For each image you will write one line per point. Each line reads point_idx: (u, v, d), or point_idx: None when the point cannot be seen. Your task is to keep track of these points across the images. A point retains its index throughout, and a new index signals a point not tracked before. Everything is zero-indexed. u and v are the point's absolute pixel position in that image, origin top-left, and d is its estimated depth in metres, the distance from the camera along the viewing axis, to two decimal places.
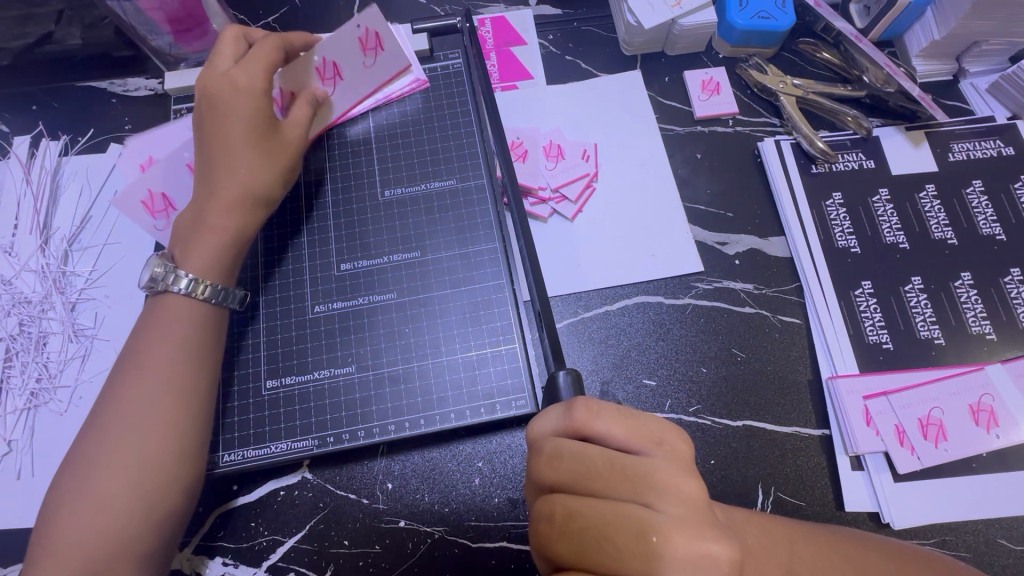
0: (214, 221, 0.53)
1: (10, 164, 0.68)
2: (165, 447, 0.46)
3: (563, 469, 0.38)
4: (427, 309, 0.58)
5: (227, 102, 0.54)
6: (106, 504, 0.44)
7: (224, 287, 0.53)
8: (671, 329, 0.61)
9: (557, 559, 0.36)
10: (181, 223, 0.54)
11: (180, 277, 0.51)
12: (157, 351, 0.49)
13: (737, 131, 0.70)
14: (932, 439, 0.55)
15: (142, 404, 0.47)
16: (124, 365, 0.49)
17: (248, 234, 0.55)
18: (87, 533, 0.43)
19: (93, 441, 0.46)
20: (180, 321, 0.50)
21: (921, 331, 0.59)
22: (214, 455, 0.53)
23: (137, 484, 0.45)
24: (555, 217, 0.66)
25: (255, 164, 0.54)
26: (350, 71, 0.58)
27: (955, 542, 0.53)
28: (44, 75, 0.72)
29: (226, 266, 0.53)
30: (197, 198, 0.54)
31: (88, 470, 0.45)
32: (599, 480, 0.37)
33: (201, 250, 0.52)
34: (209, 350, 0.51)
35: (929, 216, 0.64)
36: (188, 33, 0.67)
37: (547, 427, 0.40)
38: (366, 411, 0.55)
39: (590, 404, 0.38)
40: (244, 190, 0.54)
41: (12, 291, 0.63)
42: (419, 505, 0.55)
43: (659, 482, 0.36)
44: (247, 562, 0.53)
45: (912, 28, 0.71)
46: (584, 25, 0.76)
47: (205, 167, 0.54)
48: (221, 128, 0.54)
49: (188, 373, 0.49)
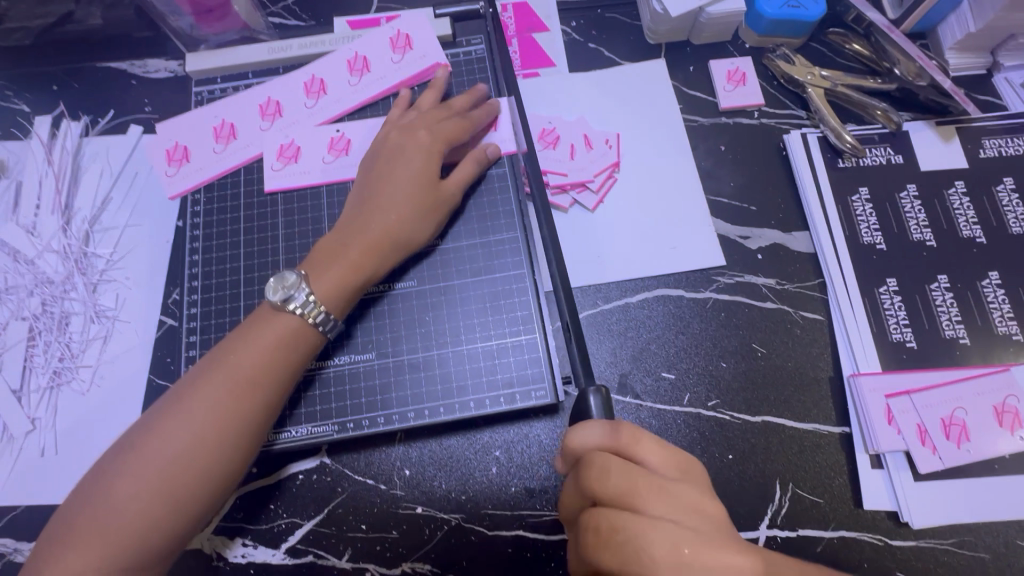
0: (350, 255, 0.53)
1: (32, 145, 0.68)
2: (216, 448, 0.46)
3: (611, 484, 0.39)
4: (447, 298, 0.58)
5: (410, 153, 0.56)
6: (164, 496, 0.44)
7: (334, 317, 0.52)
8: (691, 323, 0.61)
9: (598, 564, 0.38)
10: (319, 249, 0.54)
11: (301, 296, 0.50)
12: (246, 355, 0.48)
13: (763, 123, 0.69)
14: (955, 439, 0.54)
15: (225, 406, 0.47)
16: (208, 361, 0.49)
17: (377, 276, 0.54)
18: (139, 522, 0.44)
19: (162, 432, 0.46)
20: (277, 338, 0.49)
21: (946, 330, 0.58)
22: (276, 433, 0.54)
23: (202, 483, 0.45)
24: (576, 207, 0.65)
25: (407, 213, 0.54)
26: (379, 64, 0.64)
27: (974, 542, 0.52)
28: (65, 55, 0.72)
29: (347, 297, 0.52)
30: (342, 232, 0.54)
31: (149, 459, 0.45)
32: (641, 498, 0.38)
33: (329, 276, 0.51)
34: (284, 362, 0.49)
35: (957, 213, 0.62)
36: (209, 15, 0.67)
37: (588, 442, 0.40)
38: (386, 398, 0.55)
39: (635, 430, 0.41)
40: (387, 235, 0.54)
41: (34, 271, 0.64)
42: (436, 492, 0.55)
43: (689, 502, 0.39)
44: (267, 544, 0.54)
45: (947, 19, 0.69)
46: (609, 12, 0.75)
47: (359, 208, 0.55)
48: (390, 171, 0.56)
49: (273, 383, 0.49)
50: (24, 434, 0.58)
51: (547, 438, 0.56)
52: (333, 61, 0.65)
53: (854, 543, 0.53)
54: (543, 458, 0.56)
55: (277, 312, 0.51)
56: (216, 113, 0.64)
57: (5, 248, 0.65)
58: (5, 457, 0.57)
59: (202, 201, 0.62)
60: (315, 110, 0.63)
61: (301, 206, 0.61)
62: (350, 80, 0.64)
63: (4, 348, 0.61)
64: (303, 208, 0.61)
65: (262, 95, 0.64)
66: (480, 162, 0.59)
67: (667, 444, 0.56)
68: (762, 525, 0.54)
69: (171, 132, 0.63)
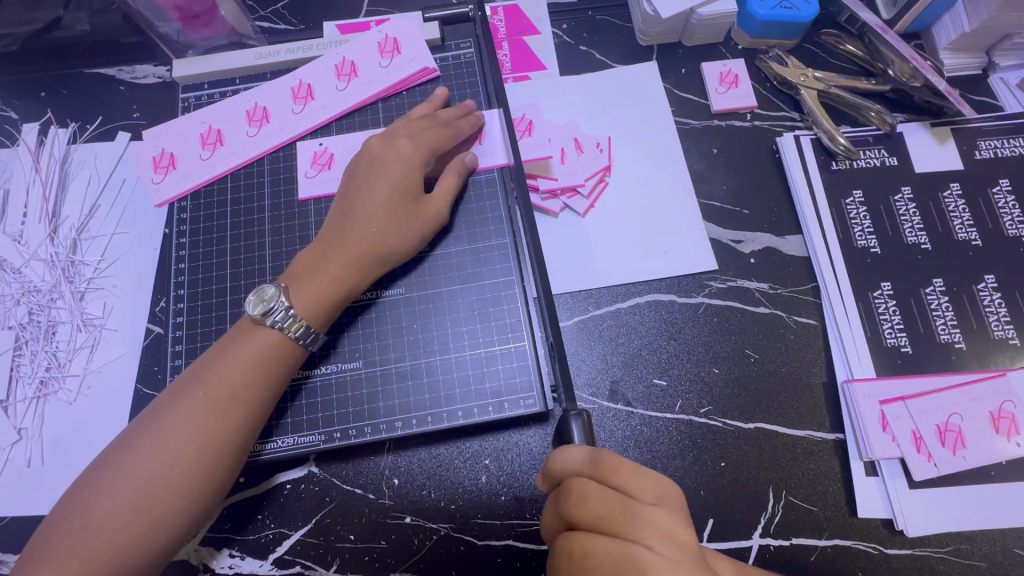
0: (330, 268, 0.52)
1: (19, 152, 0.68)
2: (198, 464, 0.45)
3: (588, 510, 0.39)
4: (435, 305, 0.57)
5: (391, 165, 0.55)
6: (145, 513, 0.44)
7: (316, 330, 0.51)
8: (683, 328, 0.60)
9: None
10: (299, 261, 0.54)
11: (280, 309, 0.50)
12: (229, 368, 0.48)
13: (755, 125, 0.68)
14: (950, 446, 0.53)
15: (207, 421, 0.46)
16: (191, 374, 0.49)
17: (358, 289, 0.53)
18: (120, 538, 0.43)
19: (144, 447, 0.45)
20: (262, 351, 0.49)
21: (941, 334, 0.57)
22: (262, 443, 0.54)
23: (184, 498, 0.45)
24: (566, 212, 0.65)
25: (388, 225, 0.54)
26: (366, 69, 0.64)
27: (971, 550, 0.52)
28: (52, 61, 0.71)
29: (329, 310, 0.52)
30: (322, 244, 0.54)
31: (130, 474, 0.44)
32: (618, 525, 0.39)
33: (310, 289, 0.51)
34: (269, 376, 0.49)
35: (952, 216, 0.62)
36: (196, 20, 0.66)
37: (570, 465, 0.40)
38: (374, 407, 0.54)
39: (615, 457, 0.40)
40: (370, 248, 0.53)
41: (21, 280, 0.63)
42: (425, 501, 0.54)
43: (663, 529, 0.39)
44: (254, 554, 0.53)
45: (941, 19, 0.68)
46: (600, 14, 0.74)
47: (339, 221, 0.55)
48: (375, 181, 0.55)
49: (256, 398, 0.48)
50: (10, 444, 0.58)
51: (537, 445, 0.55)
52: (321, 66, 0.64)
53: (848, 552, 0.52)
54: (533, 466, 0.55)
55: (257, 325, 0.50)
56: (202, 119, 0.63)
57: None
58: None
59: (189, 208, 0.61)
60: (302, 116, 0.63)
61: (289, 212, 0.61)
62: (337, 85, 0.64)
63: None
64: (290, 215, 0.61)
65: (249, 101, 0.63)
66: (460, 172, 0.59)
67: (659, 452, 0.55)
68: (755, 533, 0.53)
69: (157, 139, 0.62)
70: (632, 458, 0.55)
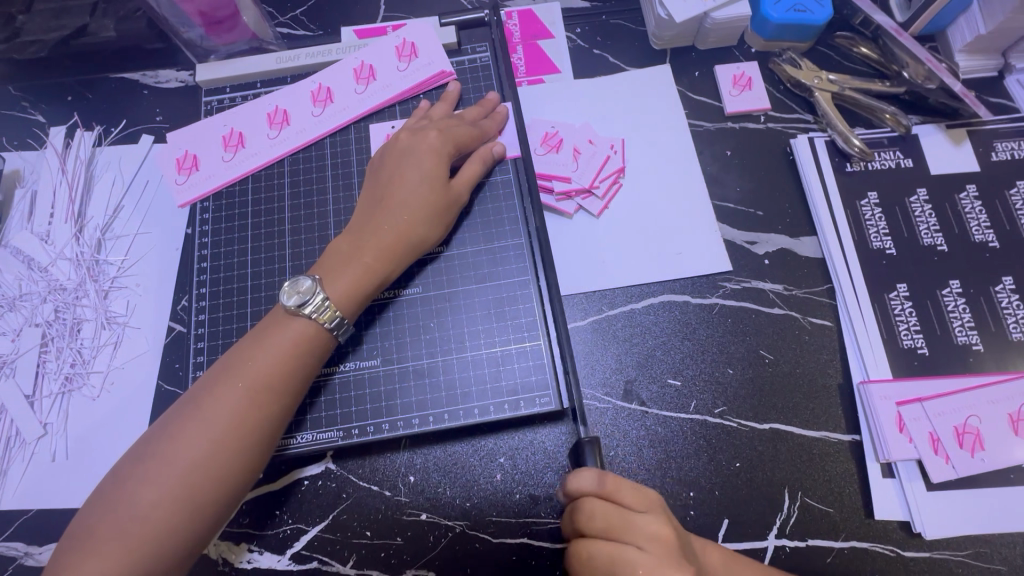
0: (361, 259, 0.53)
1: (46, 154, 0.70)
2: (233, 452, 0.46)
3: (596, 526, 0.40)
4: (451, 304, 0.58)
5: (420, 155, 0.56)
6: (181, 500, 0.45)
7: (347, 321, 0.52)
8: (697, 328, 0.60)
9: None
10: (329, 253, 0.54)
11: (317, 299, 0.50)
12: (263, 359, 0.49)
13: (769, 127, 0.69)
14: (968, 448, 0.53)
15: (243, 410, 0.47)
16: (224, 365, 0.49)
17: (387, 279, 0.54)
18: (158, 527, 0.44)
19: (181, 437, 0.46)
20: (293, 343, 0.50)
21: (958, 336, 0.57)
22: (288, 438, 0.54)
23: (221, 486, 0.46)
24: (581, 213, 0.65)
25: (418, 215, 0.55)
26: (384, 72, 0.65)
27: (991, 554, 0.51)
28: (79, 67, 0.73)
29: (360, 301, 0.53)
30: (353, 236, 0.54)
31: (168, 463, 0.45)
32: (623, 540, 0.40)
33: (343, 281, 0.52)
34: (301, 366, 0.50)
35: (969, 217, 0.61)
36: (219, 26, 0.67)
37: (579, 485, 0.42)
38: (392, 405, 0.55)
39: (619, 476, 0.42)
40: (400, 238, 0.54)
41: (48, 278, 0.65)
42: (441, 498, 0.55)
43: (669, 541, 0.40)
44: (272, 549, 0.54)
45: (957, 22, 0.68)
46: (613, 18, 0.75)
47: (370, 213, 0.55)
48: (400, 177, 0.56)
49: (289, 388, 0.49)
50: (36, 438, 0.59)
51: (552, 445, 0.56)
52: (340, 69, 0.65)
53: (864, 554, 0.52)
54: (548, 465, 0.55)
55: (290, 316, 0.51)
56: (224, 122, 0.64)
57: (19, 256, 0.66)
58: (18, 461, 0.58)
59: (211, 209, 0.63)
60: (322, 119, 0.64)
61: (308, 212, 0.62)
62: (356, 88, 0.65)
63: (18, 354, 0.62)
64: (309, 216, 0.62)
65: (271, 104, 0.65)
66: (486, 162, 0.59)
67: (673, 453, 0.56)
68: (770, 534, 0.53)
69: (182, 141, 0.64)
70: (647, 457, 0.56)
